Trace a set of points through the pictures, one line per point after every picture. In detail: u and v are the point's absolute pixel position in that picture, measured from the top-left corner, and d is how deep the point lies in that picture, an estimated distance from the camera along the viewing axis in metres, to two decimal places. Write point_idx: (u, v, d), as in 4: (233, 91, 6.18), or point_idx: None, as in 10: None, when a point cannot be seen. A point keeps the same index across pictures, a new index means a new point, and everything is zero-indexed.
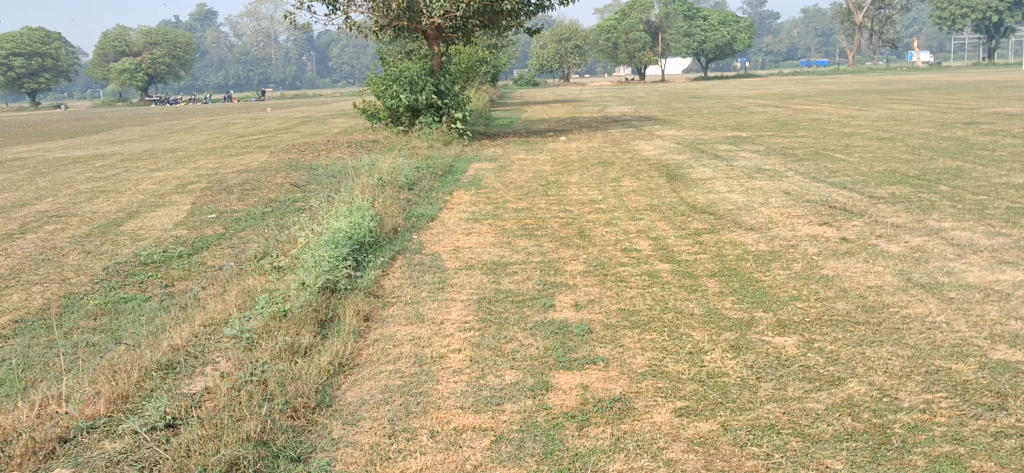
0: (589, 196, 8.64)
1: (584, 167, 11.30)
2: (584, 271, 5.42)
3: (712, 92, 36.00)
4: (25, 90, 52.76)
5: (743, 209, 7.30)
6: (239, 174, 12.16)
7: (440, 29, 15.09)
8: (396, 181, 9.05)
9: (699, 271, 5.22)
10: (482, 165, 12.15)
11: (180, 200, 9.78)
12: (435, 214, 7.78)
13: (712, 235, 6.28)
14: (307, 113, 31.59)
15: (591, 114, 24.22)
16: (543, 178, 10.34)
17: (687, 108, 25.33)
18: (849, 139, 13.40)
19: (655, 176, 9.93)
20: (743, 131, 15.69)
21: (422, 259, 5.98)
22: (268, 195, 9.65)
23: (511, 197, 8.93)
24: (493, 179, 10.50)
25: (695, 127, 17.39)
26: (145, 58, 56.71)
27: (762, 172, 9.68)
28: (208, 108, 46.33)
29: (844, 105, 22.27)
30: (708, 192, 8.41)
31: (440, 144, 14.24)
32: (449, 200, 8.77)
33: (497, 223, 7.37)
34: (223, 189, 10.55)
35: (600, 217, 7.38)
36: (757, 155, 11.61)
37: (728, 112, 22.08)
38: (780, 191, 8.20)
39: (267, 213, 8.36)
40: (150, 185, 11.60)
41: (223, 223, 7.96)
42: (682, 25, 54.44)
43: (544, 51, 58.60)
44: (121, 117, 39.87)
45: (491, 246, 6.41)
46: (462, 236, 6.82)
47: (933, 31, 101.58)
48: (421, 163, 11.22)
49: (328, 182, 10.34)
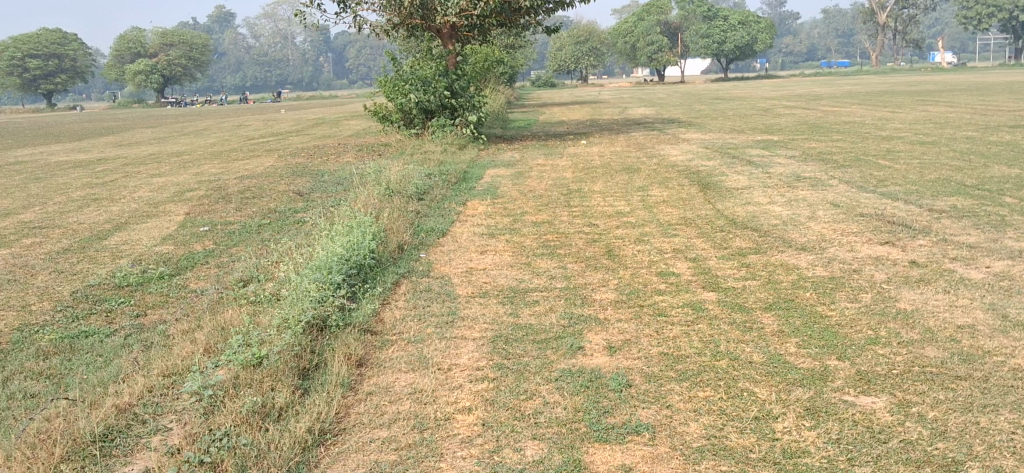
0: (615, 207, 7.90)
1: (607, 174, 10.54)
2: (615, 301, 4.67)
3: (734, 93, 35.17)
4: (42, 92, 52.35)
5: (789, 224, 6.56)
6: (244, 181, 11.46)
7: (455, 28, 14.40)
8: (405, 191, 8.33)
9: (751, 303, 4.48)
10: (499, 171, 11.41)
11: (175, 210, 9.07)
12: (447, 228, 7.06)
13: (759, 257, 5.53)
14: (321, 114, 30.92)
15: (611, 116, 23.43)
16: (564, 186, 9.60)
17: (711, 110, 24.56)
18: (889, 143, 12.62)
19: (685, 185, 9.18)
20: (773, 135, 14.91)
21: (431, 284, 5.25)
22: (268, 206, 8.93)
23: (529, 208, 8.19)
24: (510, 187, 9.77)
25: (721, 130, 16.61)
26: (161, 60, 56.23)
27: (803, 181, 8.92)
28: (222, 110, 45.83)
29: (874, 107, 21.45)
30: (747, 203, 7.66)
31: (456, 148, 13.52)
32: (462, 211, 8.06)
33: (515, 239, 6.64)
34: (222, 197, 9.86)
35: (629, 232, 6.65)
36: (793, 161, 10.86)
37: (755, 115, 21.31)
38: (827, 203, 7.43)
39: (264, 225, 7.66)
40: (147, 192, 10.93)
41: (215, 236, 7.27)
42: (702, 27, 53.56)
43: (562, 52, 57.85)
44: (133, 118, 39.36)
45: (508, 268, 5.68)
46: (475, 255, 6.09)
47: (956, 31, 100.23)
48: (433, 170, 10.52)
49: (334, 191, 9.62)
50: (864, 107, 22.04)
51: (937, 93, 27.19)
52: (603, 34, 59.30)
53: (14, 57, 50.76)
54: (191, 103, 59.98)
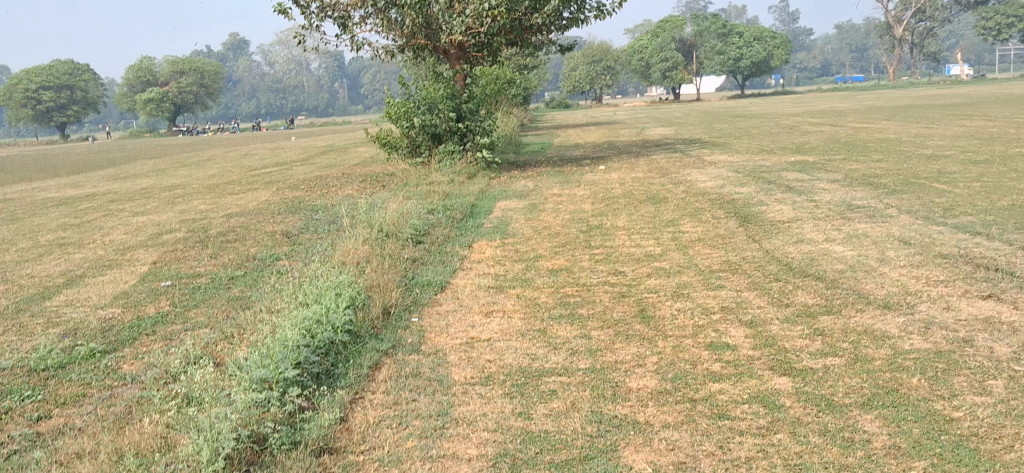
0: (644, 248, 6.81)
1: (631, 205, 9.45)
2: (658, 394, 3.54)
3: (754, 111, 34.09)
4: (53, 123, 51.65)
5: (858, 270, 5.44)
6: (231, 220, 10.43)
7: (463, 47, 13.40)
8: (400, 233, 7.25)
9: (844, 397, 3.35)
10: (510, 203, 10.34)
11: (143, 258, 8.01)
12: (446, 280, 5.96)
13: (832, 320, 4.41)
14: (329, 141, 29.95)
15: (628, 137, 22.37)
16: (583, 221, 8.52)
17: (734, 129, 23.54)
18: (937, 162, 11.54)
19: (721, 217, 8.07)
20: (807, 155, 13.80)
21: (419, 366, 4.14)
22: (247, 252, 7.86)
23: (544, 250, 7.12)
24: (522, 222, 8.71)
25: (748, 151, 15.51)
26: (172, 88, 55.59)
27: (857, 211, 7.81)
28: (232, 138, 44.93)
29: (908, 122, 20.36)
30: (799, 242, 6.56)
31: (464, 177, 12.44)
32: (466, 255, 6.99)
33: (527, 293, 5.55)
34: (200, 241, 8.79)
35: (664, 283, 5.55)
36: (837, 186, 9.77)
37: (781, 133, 20.25)
38: (895, 240, 6.31)
39: (236, 278, 6.59)
40: (121, 235, 9.87)
41: (176, 294, 6.19)
42: (716, 43, 52.54)
43: (576, 71, 56.93)
44: (141, 148, 38.48)
45: (518, 337, 4.56)
46: (478, 319, 4.98)
47: (974, 40, 98.89)
48: (436, 204, 9.46)
49: (326, 232, 8.56)
50: (895, 122, 20.92)
51: (968, 105, 26.07)
52: (619, 52, 58.34)
53: (26, 90, 49.98)
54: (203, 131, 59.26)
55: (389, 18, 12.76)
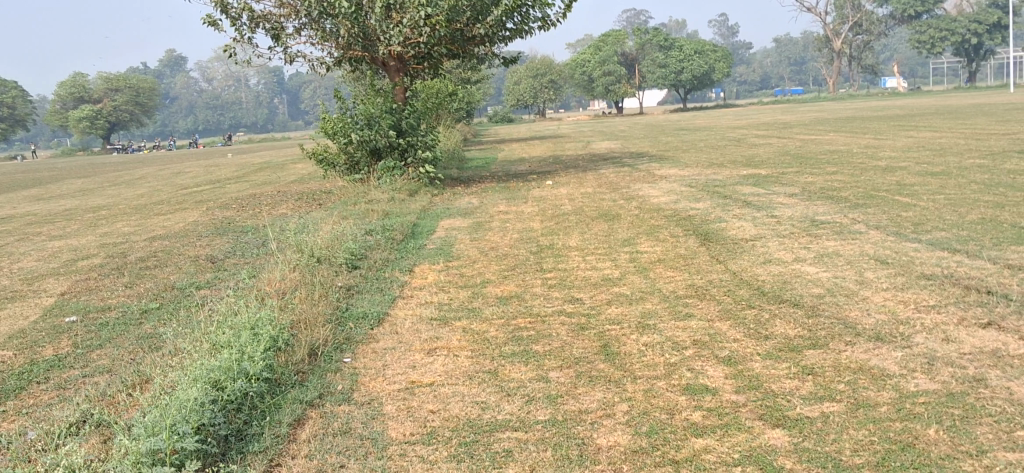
0: (601, 271, 6.29)
1: (583, 223, 8.93)
2: (634, 454, 2.99)
3: (699, 124, 34.00)
4: None
5: (837, 294, 4.97)
6: (154, 243, 9.69)
7: (403, 59, 12.81)
8: (334, 258, 6.63)
9: (854, 458, 2.82)
10: (455, 222, 9.78)
11: (49, 288, 7.26)
12: (384, 312, 5.35)
13: (820, 355, 3.90)
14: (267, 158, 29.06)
15: (574, 151, 21.93)
16: (533, 241, 7.98)
17: (680, 141, 23.27)
18: (894, 174, 11.24)
19: (680, 236, 7.59)
20: (758, 168, 13.46)
21: (350, 419, 3.54)
22: (166, 280, 7.17)
23: (493, 274, 6.56)
24: (468, 243, 8.16)
25: (698, 165, 15.15)
26: (106, 105, 54.04)
27: (823, 228, 7.39)
28: (167, 156, 43.68)
29: (855, 134, 20.23)
30: (767, 262, 6.09)
31: (405, 195, 11.84)
32: (406, 281, 6.40)
33: (475, 325, 4.98)
34: (118, 268, 8.06)
35: (627, 312, 5.02)
36: (796, 200, 9.39)
37: (729, 145, 19.99)
38: (870, 259, 5.88)
39: (149, 312, 5.91)
40: (32, 262, 9.07)
41: (78, 332, 5.49)
42: (659, 57, 52.60)
43: (519, 85, 56.63)
44: (72, 167, 37.15)
45: (466, 380, 3.98)
46: (419, 359, 4.38)
47: (908, 54, 100.89)
48: (375, 225, 8.86)
49: (255, 257, 7.89)
50: (841, 134, 20.80)
51: (911, 117, 26.17)
52: (562, 66, 58.16)
53: None
54: (138, 148, 57.68)
55: (323, 28, 12.12)
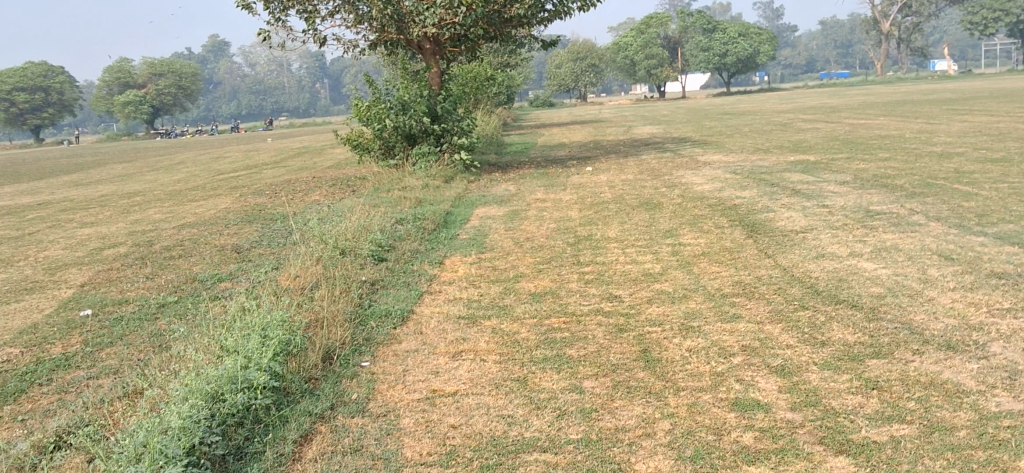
0: (642, 265, 5.93)
1: (622, 212, 8.56)
2: None
3: (743, 108, 33.34)
4: (29, 126, 50.38)
5: (900, 294, 4.57)
6: (183, 231, 9.47)
7: (439, 42, 12.49)
8: (360, 250, 6.33)
9: None
10: (490, 210, 9.46)
11: (70, 279, 7.04)
12: (409, 309, 5.04)
13: (885, 366, 3.52)
14: (307, 143, 28.93)
15: (615, 136, 21.51)
16: (570, 232, 7.64)
17: (724, 126, 22.74)
18: (951, 161, 10.73)
19: (725, 227, 7.20)
20: (806, 154, 12.98)
21: (363, 434, 3.22)
22: (188, 271, 6.92)
23: (527, 267, 6.23)
24: (502, 233, 7.83)
25: (742, 150, 14.68)
26: (150, 90, 54.44)
27: (879, 219, 6.96)
28: (209, 141, 43.79)
29: (906, 118, 19.58)
30: (820, 257, 5.70)
31: (441, 181, 11.53)
32: (434, 274, 6.09)
33: (505, 324, 4.64)
34: (142, 257, 7.83)
35: (669, 312, 4.65)
36: (847, 188, 8.94)
37: (775, 130, 19.45)
38: (933, 255, 5.46)
39: (166, 306, 5.64)
40: (58, 250, 8.87)
41: (90, 328, 5.24)
42: (702, 40, 51.83)
43: (560, 69, 56.11)
44: (115, 152, 37.37)
45: (492, 389, 3.65)
46: (443, 363, 4.06)
47: (959, 36, 98.71)
48: (407, 214, 8.56)
49: (281, 247, 7.62)
50: (891, 118, 20.16)
51: (964, 101, 25.40)
52: (603, 50, 57.54)
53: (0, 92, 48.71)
54: (181, 133, 58.09)
55: (357, 11, 11.83)
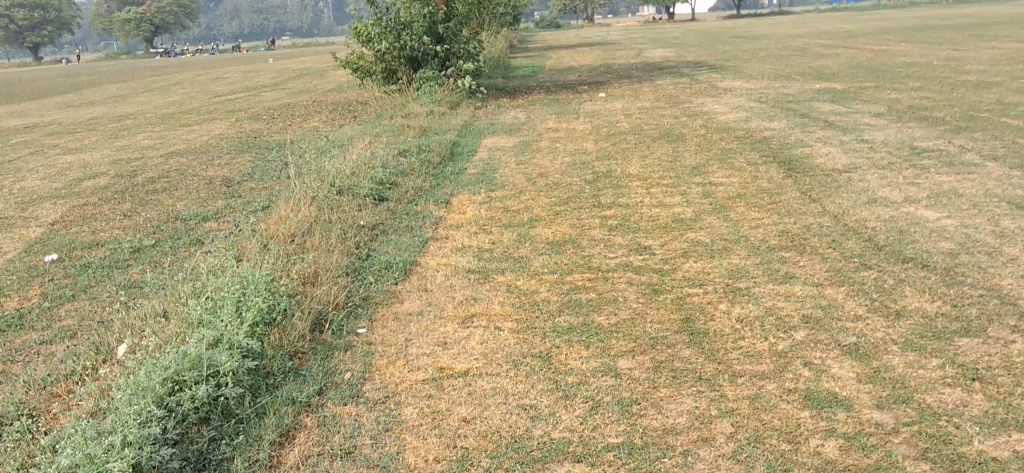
0: (672, 209, 5.34)
1: (642, 145, 7.92)
2: None
3: (757, 31, 32.36)
4: (27, 45, 49.28)
5: (977, 251, 3.98)
6: (170, 160, 8.84)
7: None
8: (358, 188, 5.72)
9: None
10: (499, 140, 8.83)
11: (41, 216, 6.43)
12: (413, 260, 4.46)
13: (983, 347, 2.94)
14: (308, 64, 28.06)
15: (626, 60, 20.70)
16: (588, 166, 7.03)
17: (739, 50, 21.91)
18: (992, 91, 10.05)
19: (758, 164, 6.58)
20: (832, 82, 12.26)
21: (356, 430, 2.65)
22: (171, 208, 6.31)
23: (544, 209, 5.63)
24: (513, 167, 7.22)
25: (762, 76, 13.95)
26: (148, 8, 53.18)
27: (929, 157, 6.34)
28: (209, 61, 42.78)
29: (931, 44, 18.79)
30: (872, 202, 5.10)
31: (446, 107, 10.87)
32: (440, 216, 5.49)
33: (522, 281, 4.06)
34: (123, 190, 7.22)
35: (710, 268, 4.06)
36: (885, 121, 8.30)
37: (795, 55, 18.66)
38: (1001, 202, 4.86)
39: (141, 251, 5.05)
40: (35, 181, 8.25)
41: (51, 277, 4.65)
42: None
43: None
44: (113, 72, 36.50)
45: (509, 368, 3.07)
46: (452, 331, 3.49)
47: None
48: (410, 144, 7.93)
49: (274, 182, 6.99)
50: (914, 44, 19.33)
51: (988, 25, 24.53)
52: None
53: None
54: (181, 53, 56.94)
55: None
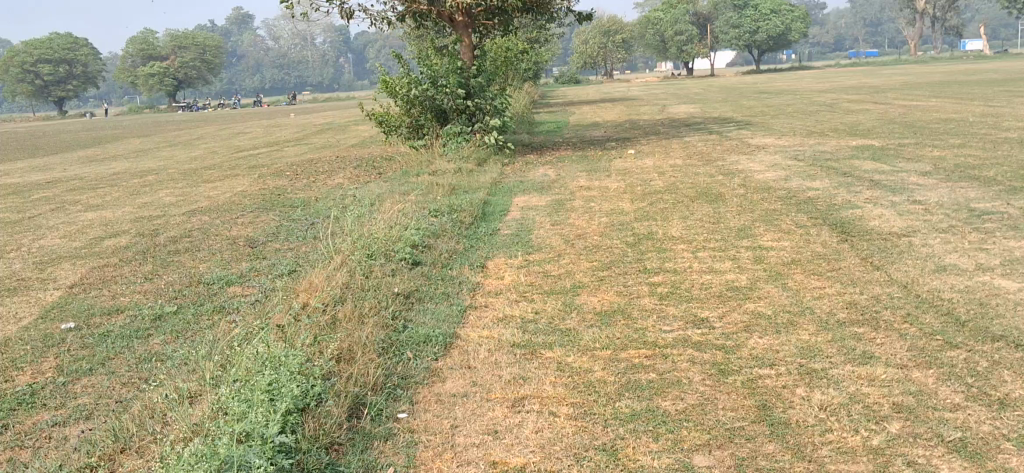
0: (723, 275, 5.02)
1: (681, 205, 7.63)
2: None
3: (779, 86, 32.18)
4: (53, 99, 49.75)
5: None
6: (194, 218, 8.61)
7: (472, 13, 11.60)
8: (392, 251, 5.43)
9: None
10: (530, 199, 8.56)
11: (59, 278, 6.18)
12: (453, 333, 4.15)
13: None
14: (331, 118, 28.06)
15: (651, 115, 20.49)
16: (627, 228, 6.73)
17: (765, 106, 21.67)
18: None
19: (808, 227, 6.27)
20: (869, 139, 11.96)
21: None
22: (194, 270, 6.05)
23: (586, 274, 5.32)
24: (548, 228, 6.93)
25: (794, 133, 13.67)
26: (173, 63, 53.69)
27: (990, 220, 6.00)
28: (231, 115, 42.97)
29: (962, 100, 18.50)
30: (940, 270, 4.77)
31: (474, 164, 10.64)
32: (477, 282, 5.19)
33: (574, 359, 3.73)
34: (144, 250, 6.97)
35: (778, 345, 3.73)
36: (933, 180, 7.98)
37: (823, 111, 18.40)
38: None
39: (162, 318, 4.77)
40: (55, 239, 8.03)
41: (66, 347, 4.37)
42: (732, 16, 50.35)
43: (586, 45, 54.93)
44: (137, 125, 36.68)
45: (571, 464, 2.74)
46: (503, 418, 3.16)
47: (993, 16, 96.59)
48: (439, 203, 7.67)
49: (301, 243, 6.73)
50: (944, 99, 19.04)
51: (1016, 81, 24.21)
52: (631, 26, 56.19)
53: (23, 63, 48.12)
54: (204, 107, 57.38)
55: None
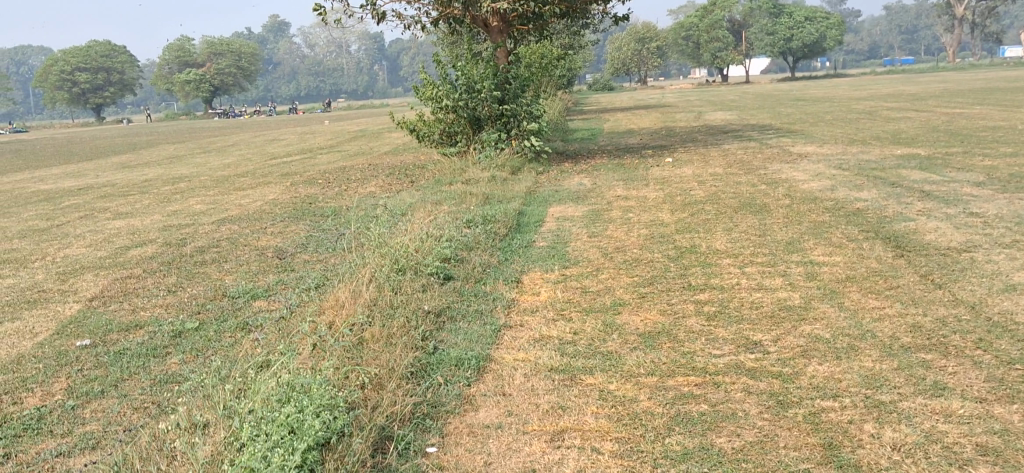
0: (774, 293, 4.71)
1: (723, 216, 7.32)
2: None
3: (816, 94, 31.66)
4: (90, 106, 50.21)
5: None
6: (222, 227, 8.42)
7: (507, 18, 11.37)
8: (422, 265, 5.18)
9: None
10: (565, 209, 8.29)
11: (81, 289, 5.99)
12: (487, 355, 3.88)
13: None
14: (364, 126, 27.97)
15: (686, 123, 20.13)
16: (669, 240, 6.43)
17: (803, 113, 21.22)
18: None
19: (860, 240, 5.94)
20: (915, 147, 11.56)
21: None
22: (218, 283, 5.84)
23: (626, 290, 5.03)
24: (585, 240, 6.65)
25: (837, 141, 13.29)
26: (209, 70, 54.02)
27: None
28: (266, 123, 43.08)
29: (1008, 107, 17.99)
30: (1010, 289, 4.43)
31: (508, 172, 10.38)
32: (512, 298, 4.92)
33: (617, 386, 3.45)
34: (169, 261, 6.78)
35: (841, 373, 3.42)
36: (988, 191, 7.60)
37: (865, 119, 17.96)
38: None
39: (183, 334, 4.55)
40: (80, 248, 7.87)
41: (80, 365, 4.15)
42: (768, 23, 49.75)
43: (620, 53, 54.55)
44: (172, 132, 36.83)
45: None
46: (541, 453, 2.89)
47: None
48: (472, 213, 7.41)
49: (329, 255, 6.49)
50: (989, 107, 18.53)
51: None
52: (665, 33, 55.78)
53: (62, 71, 48.61)
54: (239, 114, 57.66)
55: None
